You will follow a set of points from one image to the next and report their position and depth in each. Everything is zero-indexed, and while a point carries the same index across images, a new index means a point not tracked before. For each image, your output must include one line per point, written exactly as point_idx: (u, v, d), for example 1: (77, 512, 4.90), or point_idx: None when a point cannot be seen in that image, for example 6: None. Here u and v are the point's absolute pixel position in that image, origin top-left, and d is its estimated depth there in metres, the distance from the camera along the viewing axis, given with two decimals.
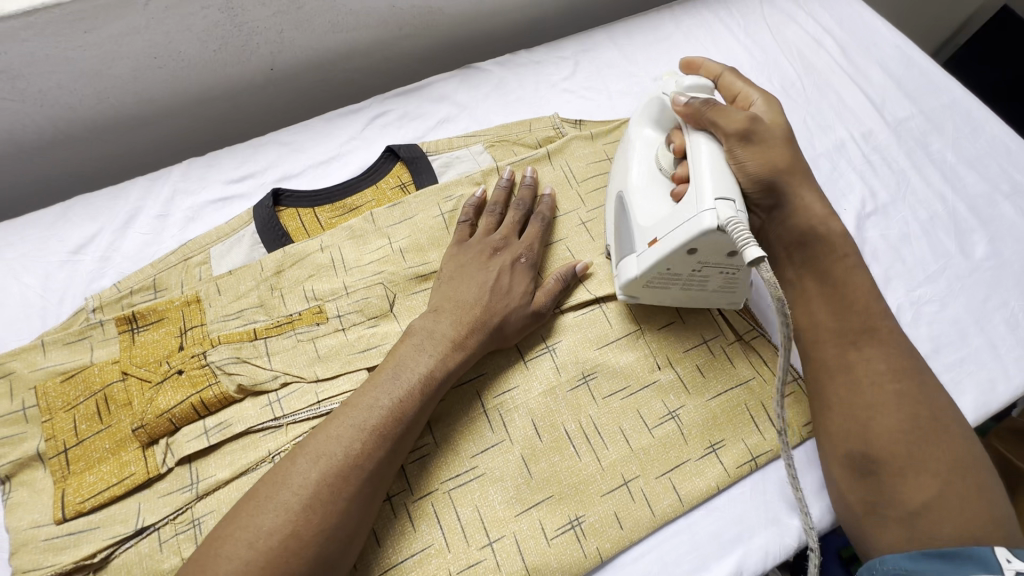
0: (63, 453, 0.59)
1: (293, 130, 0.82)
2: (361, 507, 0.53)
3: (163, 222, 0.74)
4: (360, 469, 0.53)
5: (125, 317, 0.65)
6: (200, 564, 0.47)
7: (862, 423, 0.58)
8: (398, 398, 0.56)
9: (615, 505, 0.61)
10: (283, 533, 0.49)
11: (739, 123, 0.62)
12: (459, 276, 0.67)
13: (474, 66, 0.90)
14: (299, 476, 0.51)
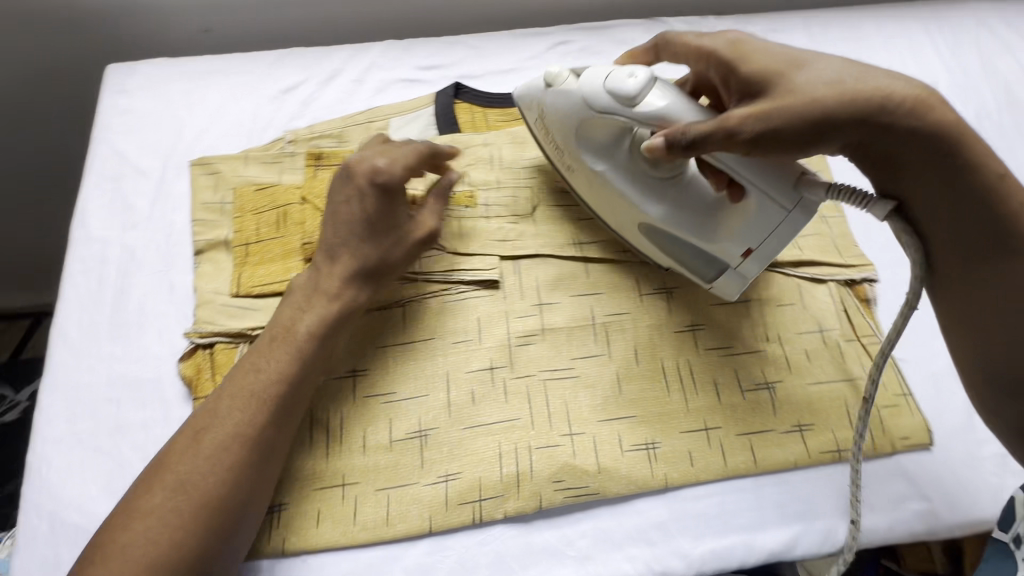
0: (244, 247, 0.69)
1: (483, 38, 0.88)
2: (289, 426, 0.58)
3: (356, 86, 0.83)
4: (291, 386, 0.58)
5: (314, 155, 0.75)
6: (182, 451, 0.54)
7: (1023, 358, 0.54)
8: (308, 317, 0.61)
9: (692, 444, 0.63)
10: (270, 385, 0.57)
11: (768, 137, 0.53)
12: (339, 219, 0.64)
13: (661, 20, 0.92)
14: (280, 344, 0.59)
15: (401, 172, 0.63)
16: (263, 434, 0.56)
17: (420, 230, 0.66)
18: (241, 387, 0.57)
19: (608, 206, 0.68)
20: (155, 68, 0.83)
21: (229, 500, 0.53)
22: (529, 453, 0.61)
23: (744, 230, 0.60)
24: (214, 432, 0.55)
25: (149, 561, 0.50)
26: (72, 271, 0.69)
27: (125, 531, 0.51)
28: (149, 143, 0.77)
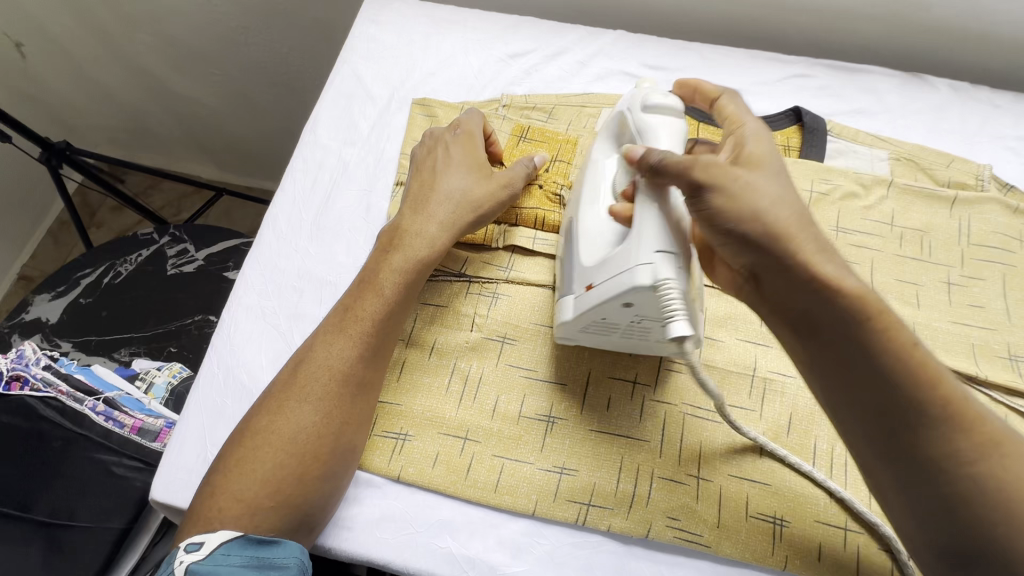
0: None
1: (718, 51, 0.84)
2: (382, 356, 0.61)
3: (579, 68, 0.83)
4: (385, 323, 0.61)
5: (522, 127, 0.77)
6: (285, 378, 0.59)
7: (883, 422, 0.46)
8: (409, 262, 0.63)
9: (824, 537, 0.58)
10: (362, 324, 0.60)
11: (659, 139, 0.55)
12: (436, 171, 0.68)
13: (922, 77, 0.82)
14: (372, 289, 0.62)
15: (481, 129, 0.70)
16: (353, 369, 0.59)
17: (500, 179, 0.67)
18: (337, 326, 0.60)
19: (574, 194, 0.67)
20: (406, 6, 0.89)
21: (328, 432, 0.56)
22: (649, 479, 0.60)
23: (608, 257, 0.55)
24: (310, 367, 0.58)
25: (261, 477, 0.54)
26: (295, 167, 0.78)
27: (243, 448, 0.55)
28: (383, 73, 0.84)
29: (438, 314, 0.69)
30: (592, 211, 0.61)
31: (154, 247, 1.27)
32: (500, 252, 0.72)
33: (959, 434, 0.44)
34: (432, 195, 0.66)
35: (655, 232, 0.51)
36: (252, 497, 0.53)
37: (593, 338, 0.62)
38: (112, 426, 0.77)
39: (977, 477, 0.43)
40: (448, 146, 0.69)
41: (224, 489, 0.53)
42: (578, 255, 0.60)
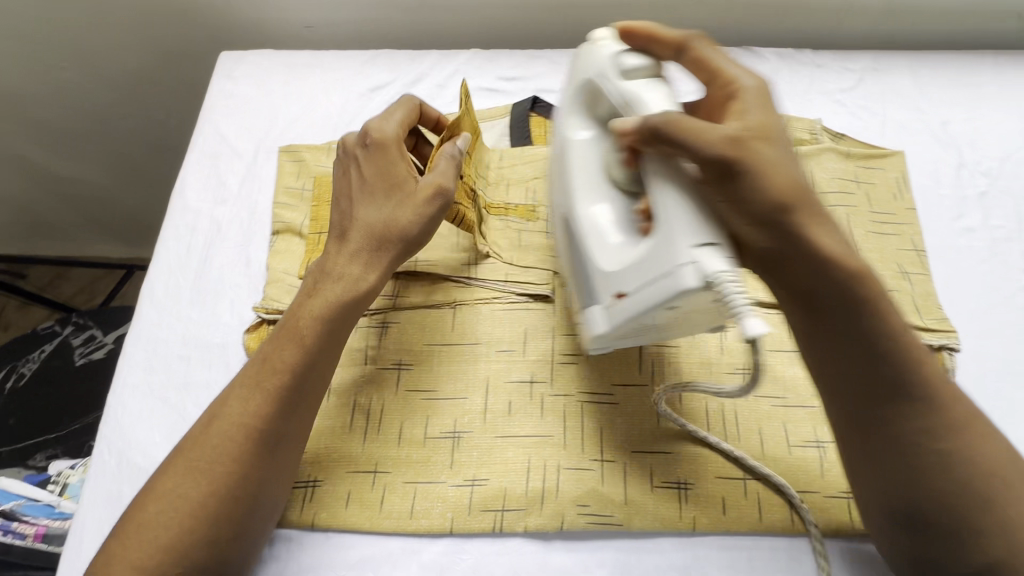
0: (317, 234, 0.74)
1: (566, 54, 0.89)
2: (304, 408, 0.58)
3: (439, 91, 0.86)
4: (302, 372, 0.57)
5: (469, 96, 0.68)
6: (194, 440, 0.55)
7: (857, 398, 0.51)
8: (328, 305, 0.59)
9: (727, 492, 0.61)
10: (273, 373, 0.57)
11: (695, 129, 0.49)
12: (355, 198, 0.64)
13: (752, 49, 0.88)
14: (287, 332, 0.59)
15: (397, 127, 0.65)
16: (264, 422, 0.55)
17: (426, 190, 0.62)
18: (253, 381, 0.57)
19: (561, 181, 0.64)
20: (262, 57, 0.90)
21: (238, 493, 0.54)
22: (557, 473, 0.61)
23: (637, 263, 0.52)
24: (216, 426, 0.55)
25: (160, 543, 0.51)
26: (166, 236, 0.76)
27: (142, 512, 0.53)
28: (246, 126, 0.84)
29: None
30: (594, 205, 0.60)
31: (57, 340, 1.20)
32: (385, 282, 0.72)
33: (983, 444, 0.49)
34: (356, 228, 0.62)
35: (688, 229, 0.48)
36: (149, 565, 0.51)
37: (625, 342, 0.57)
38: (13, 539, 0.74)
39: (950, 452, 0.49)
40: (360, 166, 0.64)
41: (121, 551, 0.51)
42: (594, 262, 0.57)
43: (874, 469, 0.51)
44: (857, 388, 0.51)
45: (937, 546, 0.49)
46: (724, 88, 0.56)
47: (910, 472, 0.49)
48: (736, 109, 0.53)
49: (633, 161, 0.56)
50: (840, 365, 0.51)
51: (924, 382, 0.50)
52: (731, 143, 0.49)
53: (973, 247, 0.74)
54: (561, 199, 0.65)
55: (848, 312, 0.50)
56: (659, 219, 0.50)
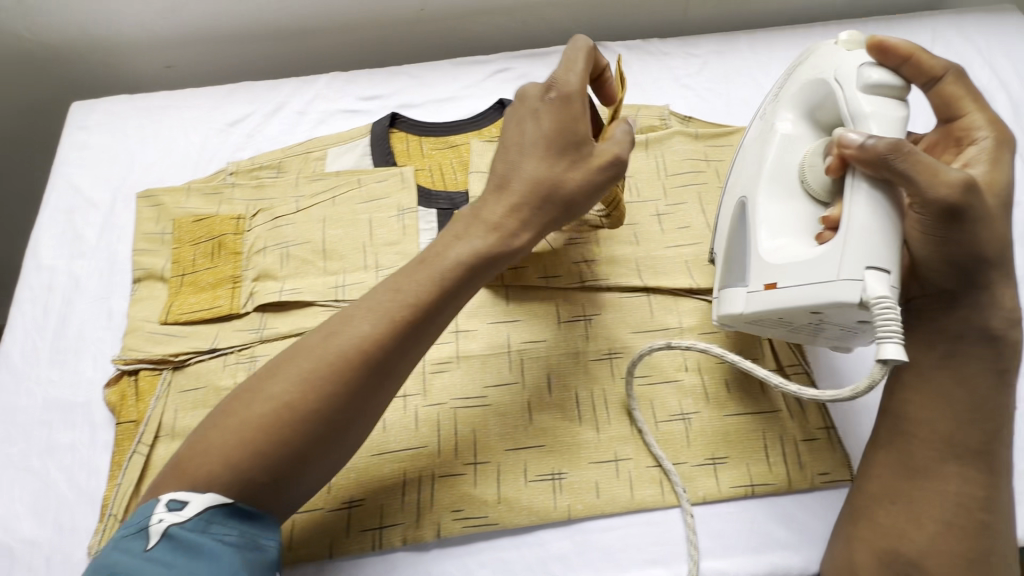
0: (180, 276, 0.73)
1: (424, 68, 0.90)
2: (367, 393, 0.52)
3: (300, 118, 0.86)
4: (380, 355, 0.52)
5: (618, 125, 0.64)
6: (236, 405, 0.51)
7: (945, 456, 0.54)
8: (420, 290, 0.55)
9: (599, 475, 0.63)
10: (400, 307, 0.54)
11: (952, 180, 0.52)
12: (519, 150, 0.61)
13: (603, 44, 0.92)
14: (432, 270, 0.56)
15: (581, 79, 0.61)
16: (382, 357, 0.52)
17: (604, 156, 0.60)
18: (320, 357, 0.52)
19: (738, 182, 0.69)
20: (116, 104, 0.88)
21: (331, 415, 0.51)
22: (432, 482, 0.62)
23: (804, 262, 0.57)
24: (342, 340, 0.52)
25: (243, 446, 0.48)
26: (22, 299, 0.74)
27: (242, 414, 0.50)
28: (102, 176, 0.82)
29: (199, 397, 0.66)
30: (770, 202, 0.64)
31: None
32: (251, 315, 0.71)
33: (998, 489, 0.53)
34: (513, 184, 0.60)
35: (871, 251, 0.53)
36: (246, 463, 0.48)
37: (755, 329, 0.65)
38: None
39: (973, 503, 0.52)
40: (536, 121, 0.62)
41: (194, 457, 0.49)
42: (757, 248, 0.62)
43: (893, 516, 0.54)
44: (937, 454, 0.54)
45: None
46: (964, 130, 0.61)
47: (951, 529, 0.52)
48: (974, 154, 0.59)
49: (841, 168, 0.58)
50: (931, 428, 0.54)
51: (958, 440, 0.54)
52: (967, 187, 0.51)
53: None
54: (743, 180, 0.68)
55: (981, 374, 0.54)
56: (847, 220, 0.55)
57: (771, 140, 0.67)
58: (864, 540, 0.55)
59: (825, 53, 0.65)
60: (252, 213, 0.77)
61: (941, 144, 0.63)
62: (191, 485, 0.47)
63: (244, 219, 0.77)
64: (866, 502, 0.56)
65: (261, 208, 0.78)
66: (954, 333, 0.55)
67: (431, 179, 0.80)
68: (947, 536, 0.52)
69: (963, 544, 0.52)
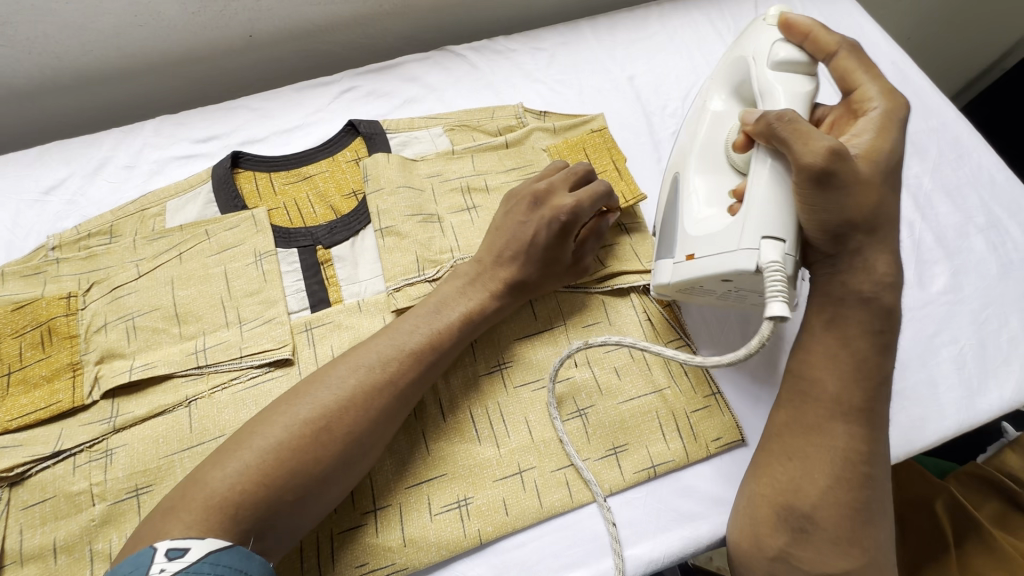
0: (6, 376, 0.64)
1: (263, 97, 0.84)
2: (385, 424, 0.55)
3: (129, 172, 0.78)
4: (394, 386, 0.55)
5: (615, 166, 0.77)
6: (241, 436, 0.50)
7: (835, 414, 0.56)
8: (436, 328, 0.59)
9: (505, 491, 0.62)
10: (411, 329, 0.59)
11: (821, 146, 0.53)
12: (509, 235, 0.65)
13: (449, 49, 0.90)
14: (431, 301, 0.62)
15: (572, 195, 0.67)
16: (403, 383, 0.56)
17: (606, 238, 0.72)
18: (349, 385, 0.54)
19: (673, 163, 0.72)
20: None
21: (363, 436, 0.53)
22: (330, 541, 0.58)
23: (717, 231, 0.58)
24: (363, 360, 0.55)
25: (266, 467, 0.48)
26: None
27: (258, 437, 0.50)
28: None
29: (49, 509, 0.58)
30: (698, 176, 0.66)
31: None
32: (100, 404, 0.63)
33: (881, 441, 0.56)
34: (499, 241, 0.65)
35: (768, 219, 0.55)
36: (264, 482, 0.47)
37: (688, 297, 0.66)
38: None
39: (861, 457, 0.55)
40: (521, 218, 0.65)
41: (206, 484, 0.47)
42: (682, 224, 0.64)
43: (790, 472, 0.56)
44: (829, 413, 0.56)
45: (820, 540, 0.54)
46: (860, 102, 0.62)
47: (841, 480, 0.54)
48: (863, 125, 0.60)
49: (747, 143, 0.62)
50: (823, 387, 0.57)
51: (844, 399, 0.56)
52: (834, 153, 0.53)
53: None
54: (679, 159, 0.70)
55: (861, 336, 0.56)
56: (750, 189, 0.57)
57: (701, 121, 0.70)
58: (764, 496, 0.57)
59: (751, 33, 0.68)
60: (85, 288, 0.69)
61: (843, 118, 0.64)
62: (198, 526, 0.44)
63: (76, 296, 0.68)
64: (766, 459, 0.59)
65: (95, 281, 0.70)
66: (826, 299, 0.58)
67: (288, 218, 0.75)
68: (837, 486, 0.54)
69: (853, 495, 0.54)
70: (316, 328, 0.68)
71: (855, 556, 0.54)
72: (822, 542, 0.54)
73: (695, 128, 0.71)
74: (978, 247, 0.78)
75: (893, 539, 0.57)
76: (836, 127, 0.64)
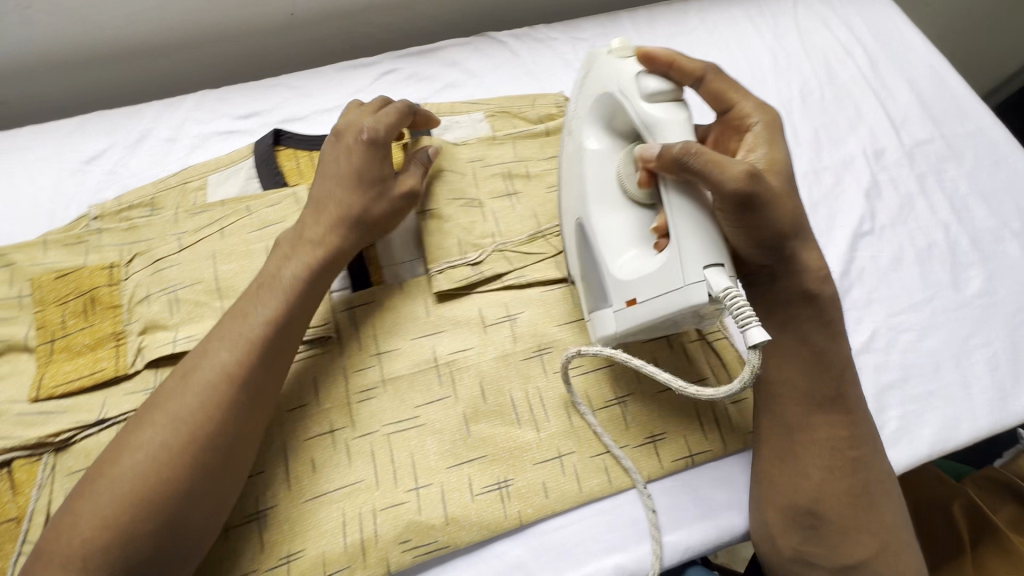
0: (50, 343, 0.64)
1: (305, 76, 0.84)
2: (241, 413, 0.57)
3: (170, 146, 0.78)
4: (235, 374, 0.58)
5: None
6: (117, 442, 0.55)
7: (811, 409, 0.58)
8: (264, 316, 0.60)
9: (545, 475, 0.62)
10: (249, 332, 0.59)
11: (734, 175, 0.52)
12: (340, 177, 0.66)
13: (490, 35, 0.89)
14: (263, 295, 0.61)
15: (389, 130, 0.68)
16: (243, 373, 0.58)
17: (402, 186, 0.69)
18: (195, 377, 0.57)
19: (570, 205, 0.67)
20: None
21: (200, 441, 0.55)
22: (373, 517, 0.58)
23: (652, 274, 0.55)
24: (202, 373, 0.57)
25: (131, 492, 0.52)
26: None
27: (119, 460, 0.54)
28: None
29: None
30: (602, 218, 0.62)
31: None
32: (143, 374, 0.63)
33: (862, 422, 0.59)
34: (328, 200, 0.66)
35: (695, 252, 0.52)
36: (127, 507, 0.51)
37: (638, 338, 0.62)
38: None
39: (849, 451, 0.57)
40: (347, 157, 0.67)
41: (80, 498, 0.53)
42: (606, 264, 0.61)
43: (786, 479, 0.58)
44: (805, 408, 0.58)
45: (834, 533, 0.56)
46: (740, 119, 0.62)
47: (832, 475, 0.57)
48: (752, 141, 0.61)
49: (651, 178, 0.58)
50: (793, 385, 0.59)
51: (819, 390, 0.58)
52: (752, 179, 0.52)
53: None
54: (574, 203, 0.66)
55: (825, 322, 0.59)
56: (675, 229, 0.53)
57: (580, 163, 0.65)
58: (771, 502, 0.59)
59: (604, 64, 0.63)
60: (127, 259, 0.69)
61: (724, 135, 0.64)
62: (77, 548, 0.51)
63: (118, 266, 0.68)
64: (763, 468, 0.60)
65: (137, 252, 0.70)
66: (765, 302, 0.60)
67: None
68: (835, 481, 0.56)
69: (850, 485, 0.56)
70: (358, 308, 0.68)
71: (868, 544, 0.56)
72: (833, 535, 0.56)
73: (577, 171, 0.66)
74: (1013, 252, 0.78)
75: (904, 514, 0.59)
76: (720, 142, 0.64)
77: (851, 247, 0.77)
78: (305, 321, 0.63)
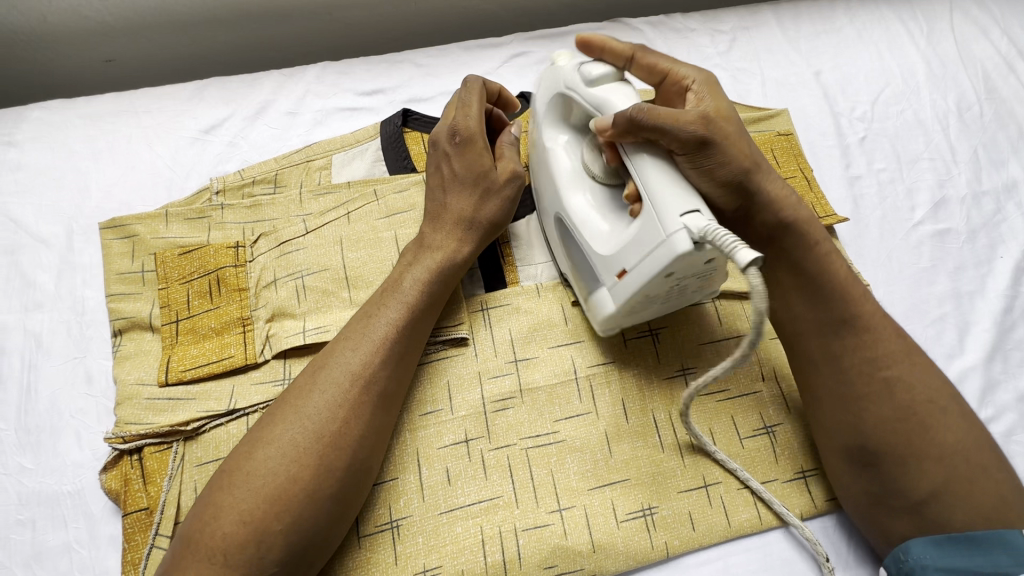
0: (175, 323, 0.61)
1: (430, 54, 0.79)
2: (376, 425, 0.51)
3: (291, 119, 0.73)
4: (368, 383, 0.51)
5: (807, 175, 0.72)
6: (244, 456, 0.48)
7: (826, 335, 0.54)
8: (396, 321, 0.54)
9: (692, 505, 0.58)
10: (378, 334, 0.53)
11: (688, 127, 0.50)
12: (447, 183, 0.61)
13: (624, 22, 0.83)
14: (390, 293, 0.56)
15: (479, 121, 0.61)
16: (380, 383, 0.52)
17: (503, 172, 0.62)
18: (324, 383, 0.51)
19: (547, 202, 0.65)
20: (48, 112, 0.72)
21: (344, 442, 0.49)
22: (514, 537, 0.55)
23: (632, 239, 0.52)
24: (331, 370, 0.51)
25: (270, 495, 0.45)
26: None
27: (250, 460, 0.47)
28: (48, 204, 0.67)
29: None
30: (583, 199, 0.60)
31: None
32: (271, 365, 0.59)
33: (884, 341, 0.53)
34: (446, 208, 0.60)
35: (669, 200, 0.48)
36: (261, 509, 0.45)
37: (636, 317, 0.59)
38: None
39: (886, 380, 0.52)
40: (449, 161, 0.62)
41: (206, 523, 0.45)
42: (591, 248, 0.57)
43: (829, 417, 0.54)
44: (822, 337, 0.54)
45: (897, 467, 0.50)
46: (676, 84, 0.58)
47: (876, 410, 0.51)
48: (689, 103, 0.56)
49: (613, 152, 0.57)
50: (798, 315, 0.55)
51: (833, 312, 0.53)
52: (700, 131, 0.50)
53: (868, 193, 0.75)
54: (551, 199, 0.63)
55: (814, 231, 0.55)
56: (648, 191, 0.50)
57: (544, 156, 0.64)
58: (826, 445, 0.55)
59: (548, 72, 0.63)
60: (252, 239, 0.65)
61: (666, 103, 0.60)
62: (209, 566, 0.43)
63: (244, 246, 0.64)
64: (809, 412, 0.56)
65: (261, 232, 0.65)
66: (766, 233, 0.55)
67: None
68: (879, 417, 0.51)
69: (897, 416, 0.51)
70: (493, 309, 0.64)
71: (937, 473, 0.49)
72: (891, 468, 0.50)
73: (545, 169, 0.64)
74: None
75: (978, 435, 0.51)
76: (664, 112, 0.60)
77: (1015, 281, 0.71)
78: (428, 331, 0.57)
